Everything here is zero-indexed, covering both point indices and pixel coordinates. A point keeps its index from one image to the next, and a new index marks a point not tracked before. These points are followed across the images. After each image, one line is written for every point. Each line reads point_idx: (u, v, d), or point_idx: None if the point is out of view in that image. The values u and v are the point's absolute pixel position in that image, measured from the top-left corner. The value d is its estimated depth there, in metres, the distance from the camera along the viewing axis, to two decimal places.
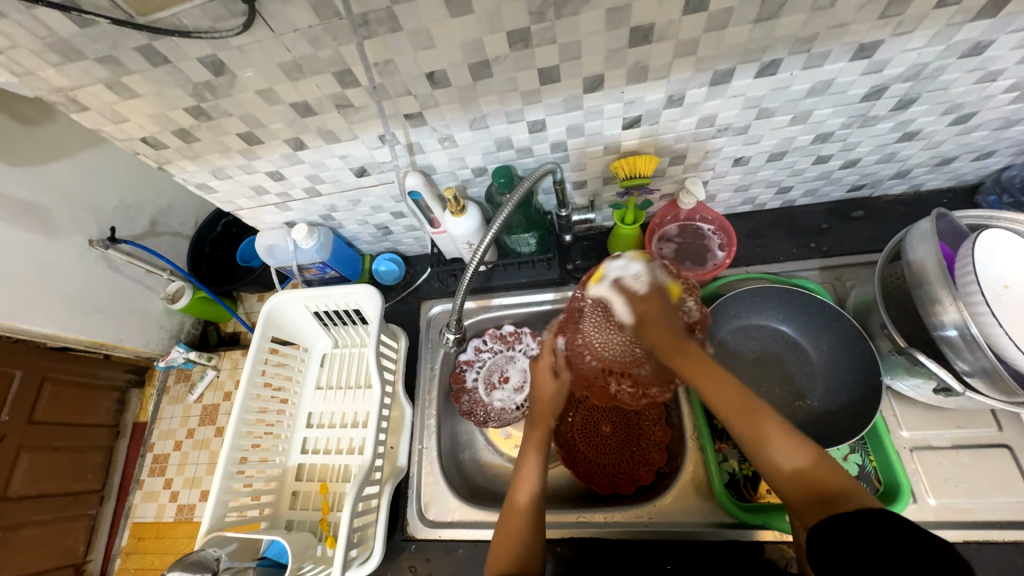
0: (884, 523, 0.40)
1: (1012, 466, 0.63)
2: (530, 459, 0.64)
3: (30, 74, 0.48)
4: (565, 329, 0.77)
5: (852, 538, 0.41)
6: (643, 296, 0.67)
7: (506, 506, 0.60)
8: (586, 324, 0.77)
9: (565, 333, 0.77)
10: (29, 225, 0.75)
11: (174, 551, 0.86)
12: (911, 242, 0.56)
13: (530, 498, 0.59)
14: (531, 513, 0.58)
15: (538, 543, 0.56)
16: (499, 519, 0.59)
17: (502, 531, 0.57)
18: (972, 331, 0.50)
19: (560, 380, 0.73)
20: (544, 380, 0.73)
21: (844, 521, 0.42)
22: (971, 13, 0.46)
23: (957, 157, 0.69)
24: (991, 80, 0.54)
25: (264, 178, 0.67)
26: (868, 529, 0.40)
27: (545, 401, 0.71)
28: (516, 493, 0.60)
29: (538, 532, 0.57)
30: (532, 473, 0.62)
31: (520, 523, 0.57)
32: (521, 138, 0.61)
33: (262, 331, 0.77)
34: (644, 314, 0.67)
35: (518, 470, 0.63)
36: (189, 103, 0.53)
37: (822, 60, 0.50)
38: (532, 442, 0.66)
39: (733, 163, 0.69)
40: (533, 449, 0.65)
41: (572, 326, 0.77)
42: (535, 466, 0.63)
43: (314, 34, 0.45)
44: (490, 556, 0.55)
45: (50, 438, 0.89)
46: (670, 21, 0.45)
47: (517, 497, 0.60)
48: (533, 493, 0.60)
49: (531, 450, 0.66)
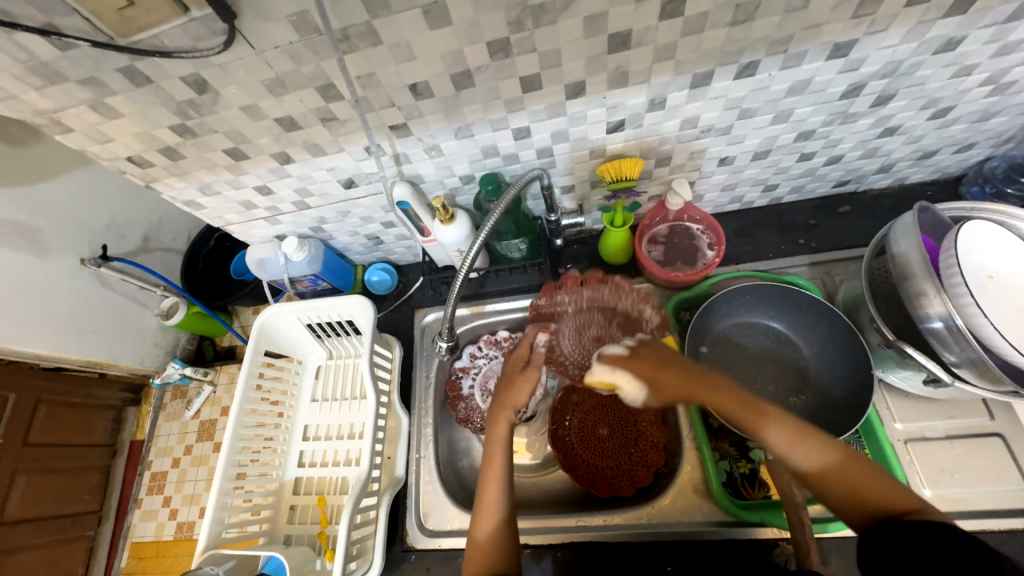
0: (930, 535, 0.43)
1: (1005, 455, 0.63)
2: (493, 473, 0.61)
3: (13, 97, 0.48)
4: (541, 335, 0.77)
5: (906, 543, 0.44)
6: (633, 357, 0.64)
7: (472, 534, 0.59)
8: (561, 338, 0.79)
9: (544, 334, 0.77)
10: (19, 246, 0.75)
11: (174, 571, 0.85)
12: (895, 237, 0.57)
13: (502, 518, 0.59)
14: (503, 533, 0.58)
15: (513, 561, 0.56)
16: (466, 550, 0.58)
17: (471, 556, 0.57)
18: (956, 322, 0.50)
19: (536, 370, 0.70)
20: (514, 372, 0.70)
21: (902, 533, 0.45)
22: (942, 10, 0.46)
23: (939, 150, 0.70)
24: (967, 74, 0.55)
25: (253, 192, 0.67)
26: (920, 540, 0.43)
27: (518, 389, 0.68)
28: (476, 524, 0.59)
29: (510, 550, 0.57)
30: (497, 489, 0.60)
31: (491, 550, 0.57)
32: (507, 145, 0.61)
33: (255, 345, 0.77)
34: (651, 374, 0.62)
35: (481, 491, 0.61)
36: (174, 121, 0.53)
37: (799, 60, 0.51)
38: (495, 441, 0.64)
39: (718, 163, 0.69)
40: (495, 456, 0.63)
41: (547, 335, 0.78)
42: (498, 484, 0.60)
43: (296, 50, 0.45)
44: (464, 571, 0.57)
45: (46, 460, 0.88)
46: (647, 27, 0.46)
47: (480, 528, 0.58)
48: (502, 509, 0.59)
49: (495, 454, 0.63)
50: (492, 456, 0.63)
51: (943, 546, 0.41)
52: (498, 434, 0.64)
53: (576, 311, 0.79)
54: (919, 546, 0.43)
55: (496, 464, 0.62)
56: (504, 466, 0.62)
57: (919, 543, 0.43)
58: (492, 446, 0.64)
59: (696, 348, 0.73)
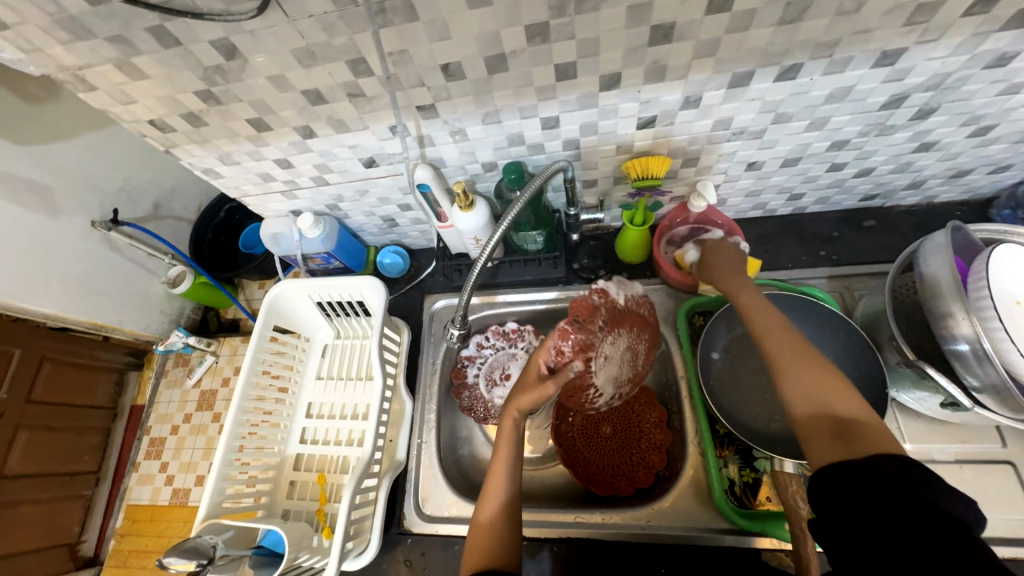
0: (874, 479, 0.41)
1: (1014, 483, 0.62)
2: (498, 464, 0.62)
3: (37, 51, 0.47)
4: (581, 350, 0.68)
5: (848, 485, 0.43)
6: (722, 240, 0.70)
7: (473, 518, 0.59)
8: (603, 342, 0.70)
9: (580, 355, 0.69)
10: (32, 204, 0.74)
11: (168, 536, 0.85)
12: (925, 255, 0.56)
13: (503, 504, 0.59)
14: (504, 520, 0.57)
15: (513, 549, 0.56)
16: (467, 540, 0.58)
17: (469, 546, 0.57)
18: (984, 346, 0.49)
19: (553, 385, 0.66)
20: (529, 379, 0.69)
21: (849, 468, 0.43)
22: (998, 23, 0.45)
23: (973, 169, 0.68)
24: (1014, 92, 0.54)
25: (272, 165, 0.66)
26: (860, 482, 0.42)
27: (528, 394, 0.66)
28: (478, 511, 0.59)
29: (512, 541, 0.56)
30: (500, 477, 0.61)
31: (492, 534, 0.56)
32: (533, 134, 0.60)
33: (264, 319, 0.76)
34: (717, 250, 0.69)
35: (484, 482, 0.61)
36: (199, 87, 0.52)
37: (844, 66, 0.50)
38: (505, 438, 0.64)
39: (746, 167, 0.68)
40: (502, 449, 0.63)
41: (587, 348, 0.69)
42: (503, 474, 0.61)
43: (329, 21, 0.44)
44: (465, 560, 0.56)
45: (47, 417, 0.89)
46: (691, 21, 0.44)
47: (481, 514, 0.58)
48: (505, 497, 0.59)
49: (502, 447, 0.63)
50: (500, 449, 0.63)
51: (875, 484, 0.41)
52: (505, 429, 0.65)
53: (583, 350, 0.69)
54: (859, 486, 0.42)
55: (501, 456, 0.63)
56: (510, 460, 0.62)
57: (858, 483, 0.42)
58: (499, 441, 0.64)
59: (706, 354, 0.73)
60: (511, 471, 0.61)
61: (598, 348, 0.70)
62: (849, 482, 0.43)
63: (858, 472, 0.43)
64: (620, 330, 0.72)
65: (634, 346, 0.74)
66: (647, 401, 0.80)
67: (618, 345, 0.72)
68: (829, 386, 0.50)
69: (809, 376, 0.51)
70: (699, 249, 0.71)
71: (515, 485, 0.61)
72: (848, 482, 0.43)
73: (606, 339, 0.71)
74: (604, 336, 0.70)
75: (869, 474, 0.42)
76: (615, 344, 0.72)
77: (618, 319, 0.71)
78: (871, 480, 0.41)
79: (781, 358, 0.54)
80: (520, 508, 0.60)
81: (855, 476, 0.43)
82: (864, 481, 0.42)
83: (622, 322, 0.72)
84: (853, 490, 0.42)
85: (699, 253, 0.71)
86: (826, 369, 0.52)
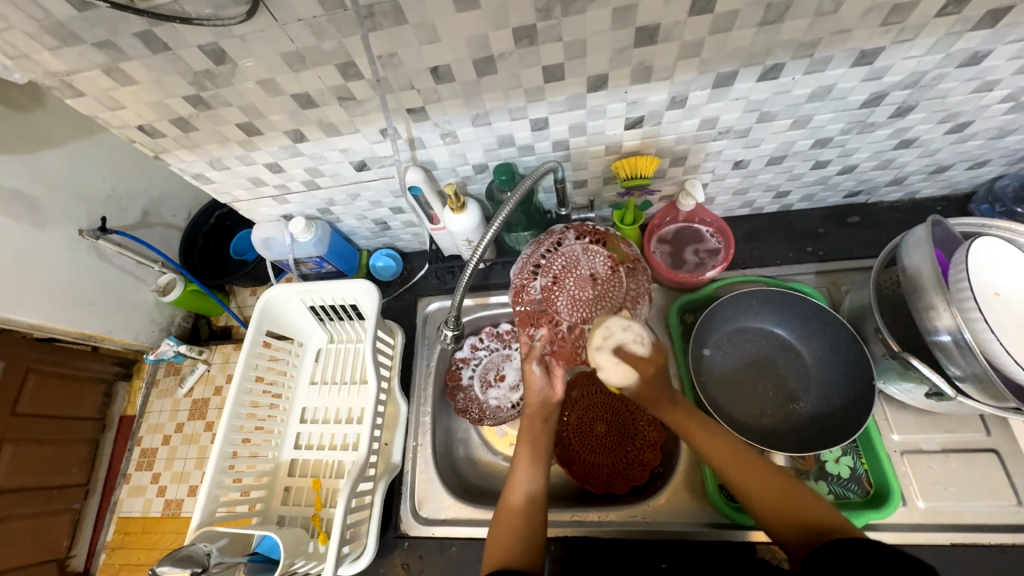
0: (864, 548, 0.44)
1: (1000, 471, 0.64)
2: (523, 454, 0.65)
3: (24, 57, 0.47)
4: (537, 321, 0.71)
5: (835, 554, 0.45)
6: (648, 360, 0.63)
7: (500, 504, 0.62)
8: (556, 303, 0.69)
9: (541, 325, 0.71)
10: (19, 214, 0.74)
11: (161, 547, 0.85)
12: (907, 248, 0.57)
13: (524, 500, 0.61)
14: (527, 511, 0.60)
15: (536, 539, 0.58)
16: (492, 522, 0.60)
17: (497, 525, 0.59)
18: (965, 337, 0.51)
19: (530, 361, 0.68)
20: (532, 376, 0.68)
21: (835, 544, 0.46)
22: (970, 23, 0.47)
23: (952, 165, 0.70)
24: (988, 90, 0.55)
25: (263, 169, 0.66)
26: (851, 552, 0.45)
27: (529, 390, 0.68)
28: (507, 493, 0.62)
29: (531, 529, 0.58)
30: (529, 468, 0.64)
31: (512, 523, 0.59)
32: (523, 136, 0.61)
33: (256, 326, 0.76)
34: (649, 374, 0.63)
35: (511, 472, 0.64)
36: (189, 92, 0.52)
37: (824, 66, 0.51)
38: (528, 432, 0.67)
39: (733, 166, 0.69)
40: (526, 446, 0.66)
41: (543, 317, 0.70)
42: (527, 467, 0.64)
43: (318, 25, 0.44)
44: (487, 550, 0.58)
45: (35, 430, 0.88)
46: (675, 22, 0.45)
47: (510, 496, 0.61)
48: (530, 490, 0.62)
49: (526, 441, 0.67)
50: (523, 445, 0.67)
51: (859, 552, 0.44)
52: (527, 428, 0.68)
53: (542, 326, 0.70)
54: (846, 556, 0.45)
55: (527, 443, 0.66)
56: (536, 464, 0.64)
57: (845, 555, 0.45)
58: (523, 438, 0.67)
59: (698, 350, 0.73)
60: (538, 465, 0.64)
61: (554, 314, 0.69)
62: (837, 558, 0.45)
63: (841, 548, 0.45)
64: (565, 282, 0.69)
65: (593, 268, 0.69)
66: (640, 399, 0.80)
67: (570, 290, 0.68)
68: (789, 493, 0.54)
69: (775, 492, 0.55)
70: (625, 377, 0.63)
71: (540, 481, 0.63)
72: (833, 558, 0.45)
73: (561, 293, 0.69)
74: (552, 300, 0.69)
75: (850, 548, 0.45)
76: (566, 293, 0.69)
77: (554, 272, 0.69)
78: (858, 552, 0.44)
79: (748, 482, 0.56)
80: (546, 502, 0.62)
81: (841, 550, 0.45)
82: (856, 561, 0.44)
83: (556, 264, 0.69)
84: (838, 562, 0.45)
85: (626, 377, 0.63)
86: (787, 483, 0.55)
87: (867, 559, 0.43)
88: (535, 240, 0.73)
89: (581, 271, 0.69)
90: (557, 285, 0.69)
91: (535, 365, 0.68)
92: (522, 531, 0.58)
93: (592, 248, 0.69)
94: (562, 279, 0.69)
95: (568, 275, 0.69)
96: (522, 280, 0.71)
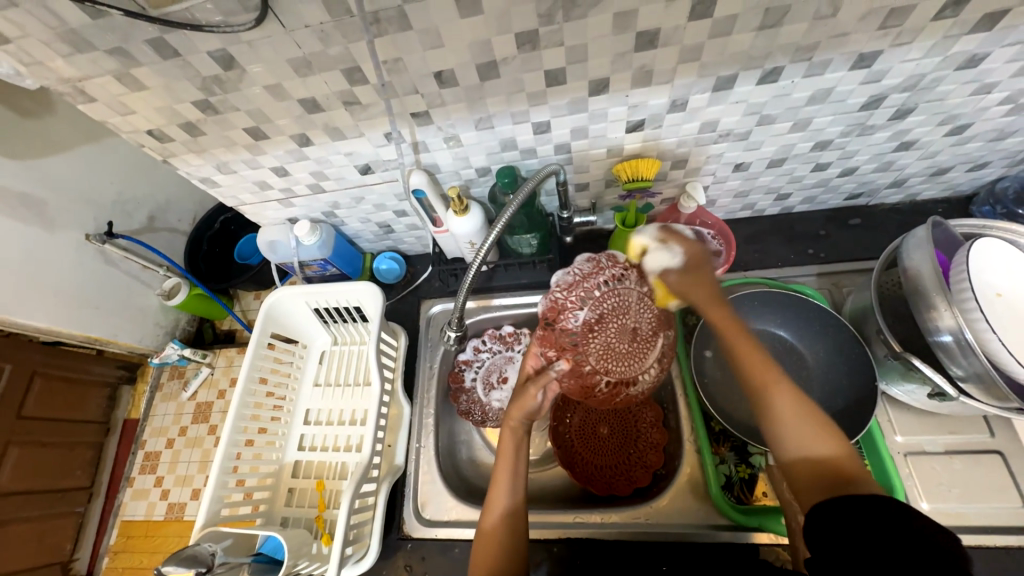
0: (876, 510, 0.43)
1: (1005, 472, 0.63)
2: (501, 472, 0.63)
3: (37, 64, 0.48)
4: (563, 348, 0.72)
5: (843, 522, 0.44)
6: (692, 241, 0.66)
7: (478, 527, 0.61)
8: (592, 341, 0.72)
9: (565, 352, 0.72)
10: (28, 218, 0.75)
11: (164, 550, 0.85)
12: (908, 249, 0.57)
13: (498, 519, 0.60)
14: (506, 531, 0.59)
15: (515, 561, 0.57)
16: (471, 547, 0.60)
17: (475, 552, 0.59)
18: (966, 336, 0.51)
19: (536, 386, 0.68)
20: (525, 394, 0.68)
21: (844, 504, 0.45)
22: (967, 26, 0.47)
23: (952, 167, 0.70)
24: (986, 92, 0.56)
25: (269, 173, 0.67)
26: (859, 517, 0.43)
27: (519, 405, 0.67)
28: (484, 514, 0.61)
29: (509, 551, 0.58)
30: (506, 482, 0.62)
31: (491, 550, 0.58)
32: (525, 139, 0.61)
33: (261, 329, 0.76)
34: (690, 259, 0.65)
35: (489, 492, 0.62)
36: (197, 97, 0.53)
37: (823, 69, 0.52)
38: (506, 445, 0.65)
39: (733, 168, 0.69)
40: (504, 459, 0.64)
41: (569, 343, 0.72)
42: (506, 481, 0.62)
43: (325, 31, 0.45)
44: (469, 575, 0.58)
45: (40, 433, 0.88)
46: (675, 27, 0.46)
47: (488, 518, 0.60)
48: (506, 506, 0.61)
49: (505, 453, 0.64)
50: (501, 458, 0.64)
51: (872, 516, 0.43)
52: (506, 439, 0.65)
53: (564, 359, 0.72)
54: (857, 521, 0.43)
55: (506, 459, 0.64)
56: (513, 476, 0.63)
57: (855, 518, 0.43)
58: (501, 450, 0.65)
59: (700, 351, 0.76)
60: (514, 476, 0.63)
61: (584, 349, 0.72)
62: (846, 522, 0.43)
63: (850, 510, 0.44)
64: (607, 324, 0.72)
65: (638, 321, 0.70)
66: (643, 400, 0.80)
67: (610, 335, 0.71)
68: (811, 428, 0.53)
69: (800, 422, 0.53)
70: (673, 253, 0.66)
71: (518, 493, 0.62)
72: (842, 521, 0.44)
73: (597, 335, 0.72)
74: (587, 336, 0.72)
75: (863, 509, 0.43)
76: (605, 336, 0.72)
77: (603, 309, 0.72)
78: (870, 516, 0.43)
79: (782, 406, 0.54)
80: (523, 515, 0.61)
81: (849, 512, 0.44)
82: (857, 525, 0.43)
83: (608, 300, 0.71)
84: (847, 527, 0.43)
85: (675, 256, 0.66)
86: (816, 416, 0.53)
87: (878, 523, 0.42)
88: (594, 261, 0.73)
89: (626, 318, 0.71)
90: (599, 323, 0.72)
91: (536, 393, 0.67)
92: (503, 553, 0.58)
93: (647, 300, 0.70)
94: (606, 320, 0.71)
95: (613, 317, 0.71)
96: (566, 301, 0.72)
